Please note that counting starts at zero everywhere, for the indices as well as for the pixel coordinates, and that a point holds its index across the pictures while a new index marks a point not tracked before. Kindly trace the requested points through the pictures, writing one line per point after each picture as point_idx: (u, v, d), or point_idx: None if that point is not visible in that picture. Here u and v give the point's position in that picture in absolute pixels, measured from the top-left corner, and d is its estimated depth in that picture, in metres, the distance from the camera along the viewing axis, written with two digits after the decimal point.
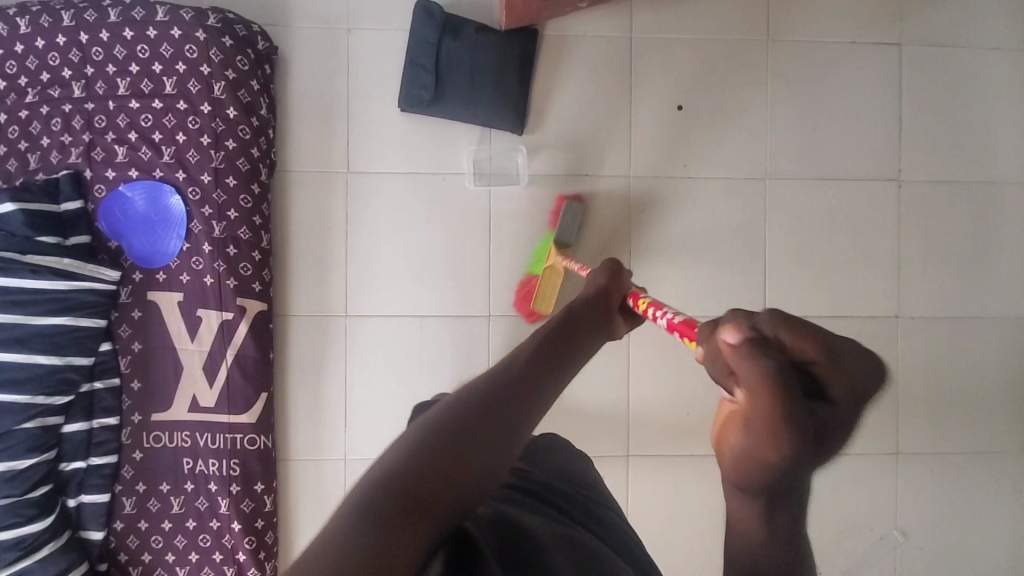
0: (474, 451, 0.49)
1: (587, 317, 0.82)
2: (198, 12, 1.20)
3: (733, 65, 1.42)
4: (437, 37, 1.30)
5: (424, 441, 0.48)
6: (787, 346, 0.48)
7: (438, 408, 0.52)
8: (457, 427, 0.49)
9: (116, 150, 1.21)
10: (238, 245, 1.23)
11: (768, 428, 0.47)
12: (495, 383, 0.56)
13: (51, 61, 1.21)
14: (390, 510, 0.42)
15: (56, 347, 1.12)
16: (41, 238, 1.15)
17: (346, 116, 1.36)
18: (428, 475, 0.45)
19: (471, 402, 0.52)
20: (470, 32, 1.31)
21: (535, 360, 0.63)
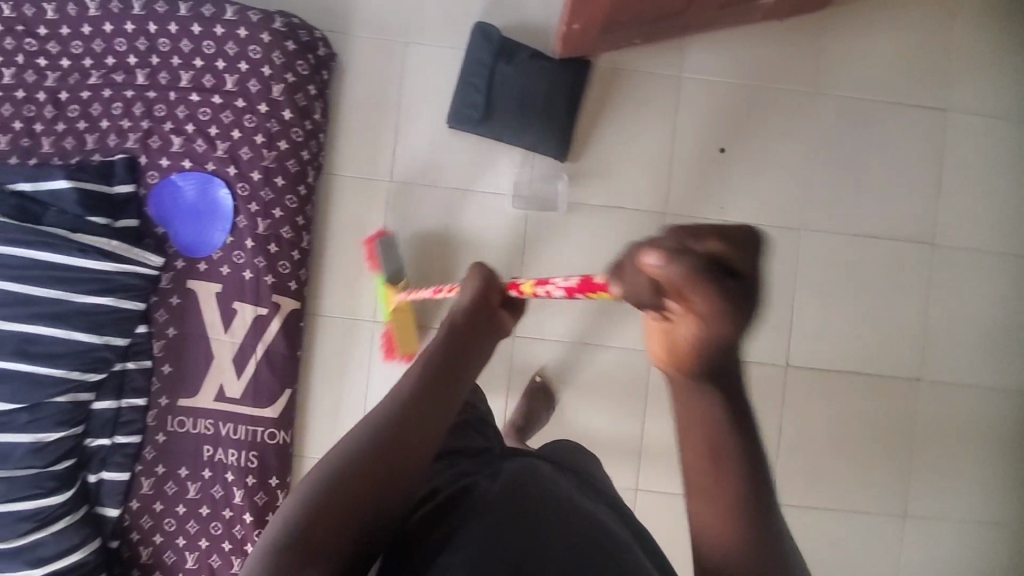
0: (375, 467, 0.69)
1: (476, 317, 0.90)
2: (265, 14, 1.23)
3: (778, 115, 1.44)
4: (491, 60, 1.33)
5: (329, 475, 0.68)
6: (703, 256, 0.51)
7: (344, 444, 0.71)
8: (357, 458, 0.69)
9: (173, 140, 1.24)
10: (280, 243, 1.26)
11: (715, 307, 0.53)
12: (391, 408, 0.74)
13: (117, 46, 1.23)
14: (326, 514, 0.66)
15: (95, 326, 1.15)
16: (92, 218, 1.19)
17: (394, 125, 1.39)
18: (343, 492, 0.67)
19: (367, 435, 0.71)
20: (523, 58, 1.34)
21: (425, 381, 0.78)
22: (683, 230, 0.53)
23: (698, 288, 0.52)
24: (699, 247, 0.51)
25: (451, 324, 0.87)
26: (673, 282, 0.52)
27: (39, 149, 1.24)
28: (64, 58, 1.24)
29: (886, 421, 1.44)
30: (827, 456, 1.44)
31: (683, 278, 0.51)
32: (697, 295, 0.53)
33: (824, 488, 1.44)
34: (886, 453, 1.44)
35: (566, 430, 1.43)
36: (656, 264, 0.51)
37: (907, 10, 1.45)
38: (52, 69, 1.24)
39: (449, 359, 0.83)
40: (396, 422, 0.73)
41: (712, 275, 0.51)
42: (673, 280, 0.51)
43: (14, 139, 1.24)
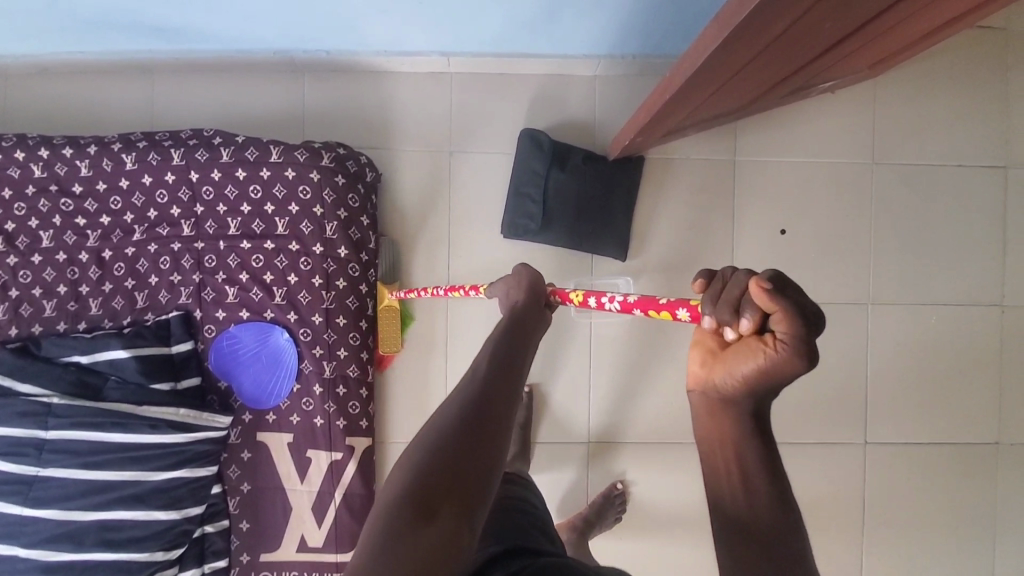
0: (477, 435, 0.52)
1: (531, 308, 0.79)
2: (312, 152, 1.18)
3: (836, 188, 1.40)
4: (545, 167, 1.28)
5: (417, 458, 0.51)
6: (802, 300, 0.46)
7: (427, 424, 0.55)
8: (454, 425, 0.53)
9: (227, 290, 1.19)
10: (348, 383, 1.22)
11: (785, 353, 0.48)
12: (473, 381, 0.59)
13: (160, 199, 1.18)
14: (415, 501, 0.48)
15: (174, 502, 1.11)
16: (155, 385, 1.13)
17: (448, 239, 1.34)
18: (436, 470, 0.49)
19: (459, 407, 0.55)
20: (577, 162, 1.30)
21: (504, 358, 0.64)
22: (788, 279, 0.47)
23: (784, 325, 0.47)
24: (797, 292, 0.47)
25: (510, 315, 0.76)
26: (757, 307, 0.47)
27: (87, 312, 1.17)
28: (103, 214, 1.18)
29: (971, 489, 1.42)
30: (915, 529, 1.41)
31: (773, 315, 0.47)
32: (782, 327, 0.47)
33: (915, 562, 1.42)
34: (974, 521, 1.42)
35: (650, 533, 1.37)
36: (766, 290, 0.46)
37: (960, 67, 1.40)
38: (91, 227, 1.18)
39: (517, 340, 0.69)
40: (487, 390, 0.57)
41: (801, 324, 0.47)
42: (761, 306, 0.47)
43: (59, 304, 1.17)
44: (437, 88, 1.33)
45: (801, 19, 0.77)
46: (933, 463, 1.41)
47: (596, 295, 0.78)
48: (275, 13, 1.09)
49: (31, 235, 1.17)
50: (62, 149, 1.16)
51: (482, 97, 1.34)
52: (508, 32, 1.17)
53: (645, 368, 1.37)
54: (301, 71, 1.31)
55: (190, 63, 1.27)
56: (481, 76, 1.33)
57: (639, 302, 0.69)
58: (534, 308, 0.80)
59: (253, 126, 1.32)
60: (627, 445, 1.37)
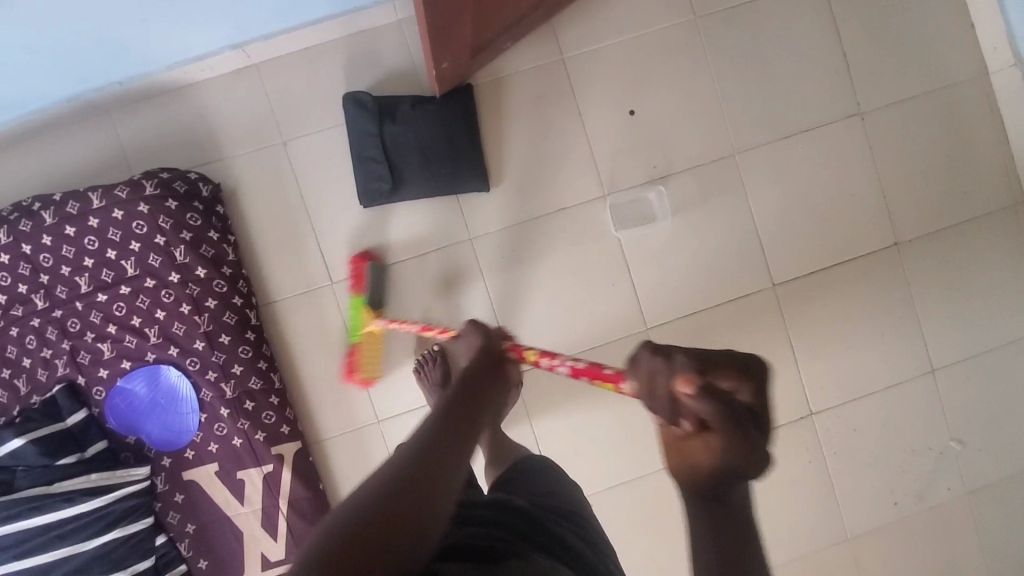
0: (420, 495, 0.49)
1: (484, 362, 0.74)
2: (133, 185, 1.16)
3: (670, 53, 1.40)
4: (376, 126, 1.27)
5: (376, 488, 0.48)
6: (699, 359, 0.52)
7: (396, 458, 0.53)
8: (389, 489, 0.48)
9: (101, 347, 1.17)
10: (254, 396, 1.21)
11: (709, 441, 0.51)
12: (407, 453, 0.53)
13: (2, 281, 1.14)
14: (375, 538, 0.44)
15: (115, 563, 1.11)
16: (60, 461, 1.11)
17: (311, 227, 1.32)
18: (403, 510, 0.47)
19: (397, 467, 0.51)
20: (406, 110, 1.28)
21: (450, 421, 0.59)
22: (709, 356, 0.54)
23: (690, 393, 0.50)
24: (717, 357, 0.54)
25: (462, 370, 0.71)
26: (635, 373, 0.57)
27: None
28: None
29: (885, 294, 1.45)
30: (847, 350, 1.45)
31: (677, 383, 0.51)
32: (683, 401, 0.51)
33: (853, 380, 1.45)
34: (896, 325, 1.45)
35: (599, 436, 1.41)
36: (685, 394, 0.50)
37: None
38: None
39: (488, 377, 0.71)
40: (430, 457, 0.53)
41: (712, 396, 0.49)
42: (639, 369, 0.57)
43: None
44: (249, 83, 1.30)
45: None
46: (843, 282, 1.44)
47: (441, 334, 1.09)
48: (38, 62, 1.05)
49: None
50: None
51: (296, 78, 1.31)
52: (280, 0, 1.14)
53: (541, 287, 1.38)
54: (106, 110, 1.27)
55: None
56: (287, 57, 1.30)
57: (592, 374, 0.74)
58: (490, 366, 0.73)
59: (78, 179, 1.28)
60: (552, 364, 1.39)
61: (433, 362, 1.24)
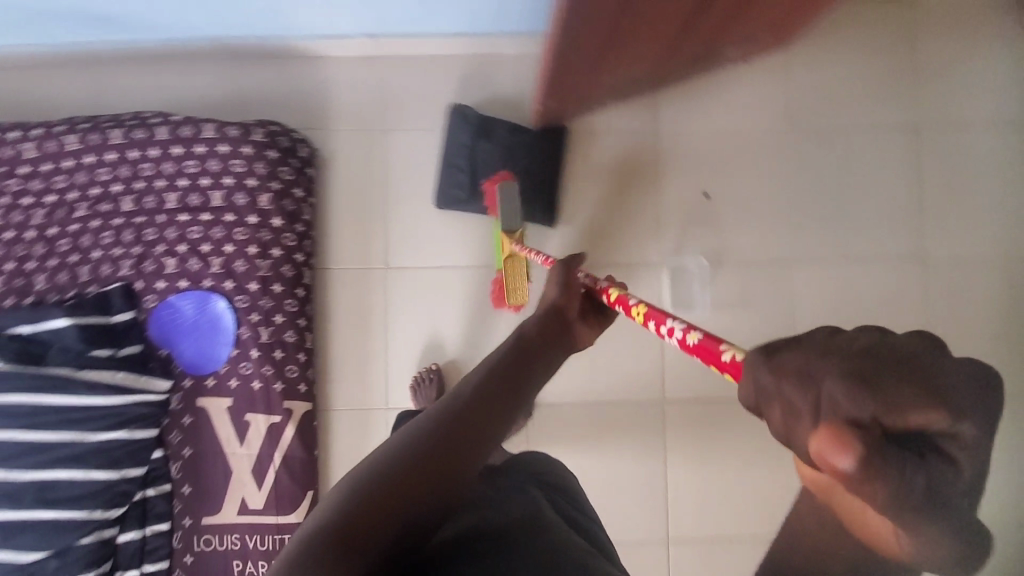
0: (448, 455, 0.59)
1: (554, 325, 0.78)
2: (244, 128, 1.25)
3: (756, 152, 1.47)
4: (471, 140, 1.36)
5: (394, 460, 0.57)
6: (853, 395, 0.29)
7: (407, 431, 0.61)
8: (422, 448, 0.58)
9: (166, 261, 1.24)
10: (285, 348, 1.27)
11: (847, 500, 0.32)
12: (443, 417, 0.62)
13: (102, 177, 1.24)
14: (379, 506, 0.54)
15: (111, 462, 1.15)
16: (94, 352, 1.17)
17: (384, 210, 1.40)
18: (403, 479, 0.56)
19: (437, 427, 0.61)
20: (502, 133, 1.37)
21: (495, 386, 0.66)
22: (889, 352, 0.30)
23: (841, 454, 0.28)
24: (913, 351, 0.30)
25: (521, 331, 0.77)
26: (768, 419, 0.34)
27: (33, 287, 1.24)
28: (48, 193, 1.25)
29: None
30: None
31: (821, 442, 0.29)
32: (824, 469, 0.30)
33: None
34: None
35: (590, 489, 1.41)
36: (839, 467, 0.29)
37: (867, 37, 1.49)
38: (37, 206, 1.24)
39: (541, 352, 0.74)
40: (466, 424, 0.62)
41: (874, 445, 0.28)
42: (763, 405, 0.34)
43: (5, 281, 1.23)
44: (371, 69, 1.41)
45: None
46: None
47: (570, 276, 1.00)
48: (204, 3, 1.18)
49: None
50: (7, 133, 1.23)
51: (412, 77, 1.41)
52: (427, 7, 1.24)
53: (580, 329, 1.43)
54: (240, 56, 1.39)
55: (135, 54, 1.36)
56: (411, 57, 1.41)
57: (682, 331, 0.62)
58: (554, 332, 0.77)
59: (195, 108, 1.39)
60: (565, 405, 1.42)
61: (430, 382, 1.33)
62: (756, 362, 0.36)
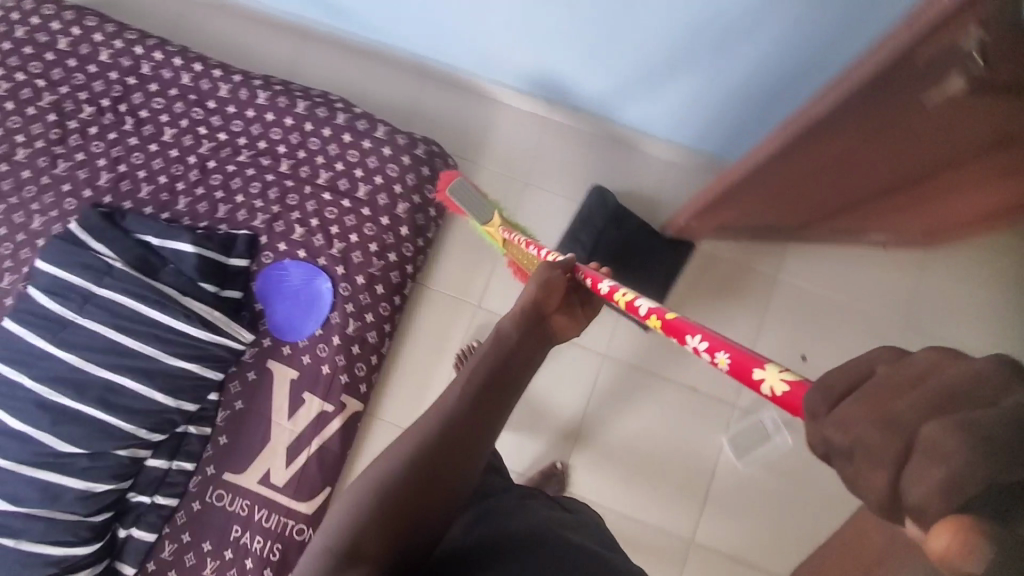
0: (434, 474, 0.69)
1: (531, 320, 0.85)
2: (411, 141, 1.32)
3: (867, 335, 1.44)
4: (602, 223, 1.38)
5: (387, 491, 0.68)
6: (961, 465, 0.34)
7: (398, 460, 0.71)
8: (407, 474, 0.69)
9: (295, 228, 1.31)
10: (364, 346, 1.30)
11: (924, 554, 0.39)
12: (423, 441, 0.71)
13: (273, 135, 1.34)
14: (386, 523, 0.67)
15: (173, 390, 1.18)
16: (203, 284, 1.24)
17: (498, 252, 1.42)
18: (403, 499, 0.68)
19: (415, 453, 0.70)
20: (632, 227, 1.39)
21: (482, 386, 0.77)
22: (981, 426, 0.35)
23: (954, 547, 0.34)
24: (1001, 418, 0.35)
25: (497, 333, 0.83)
26: (851, 467, 0.40)
27: (174, 206, 1.33)
28: (222, 131, 1.35)
29: None
30: None
31: (940, 535, 0.34)
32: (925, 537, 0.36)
33: None
34: None
35: None
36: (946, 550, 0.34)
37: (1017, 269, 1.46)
38: (207, 138, 1.35)
39: (513, 352, 0.82)
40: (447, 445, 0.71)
41: (987, 535, 0.33)
42: (851, 462, 0.40)
43: (154, 192, 1.34)
44: (536, 127, 1.49)
45: (881, 147, 0.84)
46: None
47: (595, 276, 0.93)
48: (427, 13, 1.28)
49: (158, 127, 1.35)
50: (212, 69, 1.35)
51: (568, 147, 1.48)
52: (610, 92, 1.32)
53: (636, 436, 1.43)
54: (428, 75, 1.49)
55: (341, 42, 1.49)
56: (575, 130, 1.48)
57: (734, 359, 0.72)
58: (534, 329, 0.86)
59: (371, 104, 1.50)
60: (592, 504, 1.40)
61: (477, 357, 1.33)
62: (836, 419, 0.42)
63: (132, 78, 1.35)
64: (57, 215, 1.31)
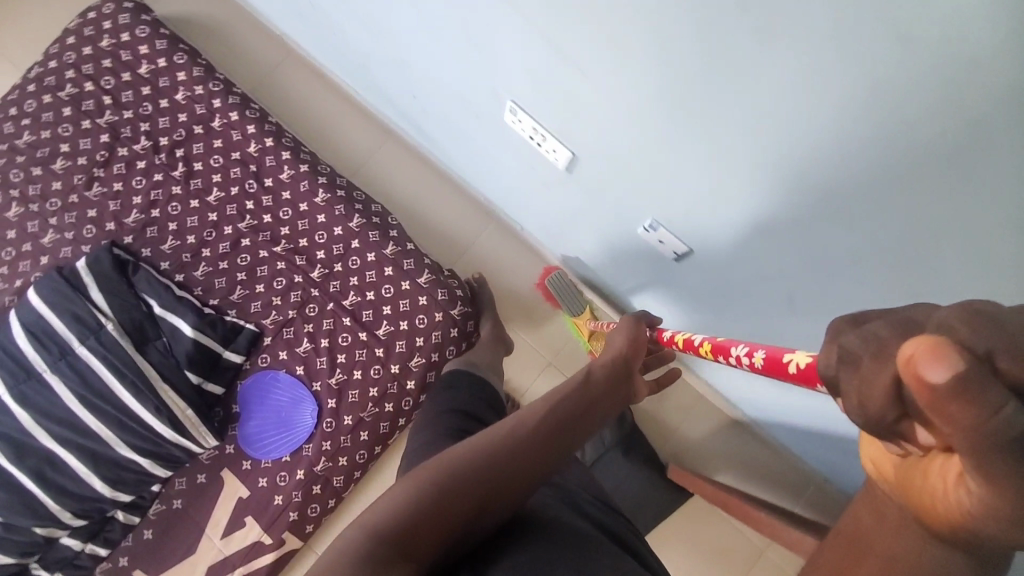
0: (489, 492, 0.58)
1: (626, 362, 0.75)
2: (451, 298, 1.22)
3: None
4: (611, 444, 1.33)
5: (433, 493, 0.56)
6: (971, 328, 0.27)
7: (444, 462, 0.59)
8: (457, 481, 0.57)
9: (303, 341, 1.22)
10: (326, 488, 1.19)
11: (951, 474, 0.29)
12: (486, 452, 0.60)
13: (318, 238, 1.26)
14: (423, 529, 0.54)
15: (115, 480, 1.11)
16: (188, 373, 1.16)
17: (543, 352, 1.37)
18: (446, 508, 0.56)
19: (473, 462, 0.59)
20: (639, 456, 1.34)
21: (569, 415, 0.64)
22: (991, 311, 0.28)
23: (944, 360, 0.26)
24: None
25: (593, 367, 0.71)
26: (859, 381, 0.31)
27: (191, 270, 1.25)
28: (268, 213, 1.27)
29: None
30: None
31: (923, 350, 0.27)
32: (915, 392, 0.27)
33: None
34: None
35: None
36: (926, 379, 0.26)
37: None
38: (251, 214, 1.27)
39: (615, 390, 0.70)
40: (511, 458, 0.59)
41: (977, 364, 0.26)
42: (858, 371, 0.31)
43: (177, 249, 1.26)
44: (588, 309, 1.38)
45: None
46: None
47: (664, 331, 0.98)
48: (512, 182, 1.20)
49: (206, 184, 1.28)
50: (282, 148, 1.28)
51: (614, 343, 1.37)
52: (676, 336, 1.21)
53: None
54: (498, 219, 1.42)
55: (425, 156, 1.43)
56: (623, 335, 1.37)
57: (768, 354, 0.61)
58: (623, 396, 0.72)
59: (422, 230, 1.42)
60: None
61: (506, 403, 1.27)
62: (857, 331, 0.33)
63: (199, 127, 1.29)
64: (70, 239, 1.24)
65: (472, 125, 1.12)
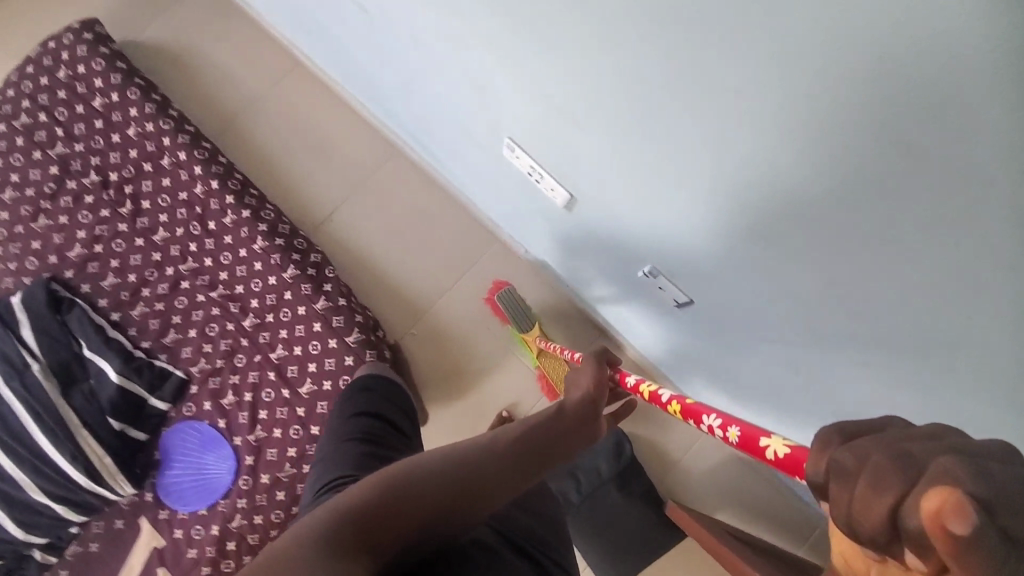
0: (450, 501, 0.48)
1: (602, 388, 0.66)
2: (379, 361, 1.18)
3: None
4: (608, 475, 1.20)
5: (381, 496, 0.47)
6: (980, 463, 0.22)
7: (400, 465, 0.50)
8: (412, 486, 0.48)
9: (228, 392, 1.20)
10: (241, 544, 1.13)
11: None
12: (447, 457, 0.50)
13: (252, 286, 1.23)
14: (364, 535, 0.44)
15: (30, 523, 1.11)
16: (110, 420, 1.14)
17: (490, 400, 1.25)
18: (394, 515, 0.46)
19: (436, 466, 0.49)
20: (637, 491, 1.20)
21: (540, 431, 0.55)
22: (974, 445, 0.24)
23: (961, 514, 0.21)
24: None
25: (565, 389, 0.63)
26: (843, 502, 0.26)
27: (129, 309, 1.24)
28: (208, 256, 1.25)
29: None
30: None
31: (937, 496, 0.22)
32: (927, 539, 0.22)
33: None
34: None
35: None
36: (945, 530, 0.21)
37: None
38: (192, 257, 1.25)
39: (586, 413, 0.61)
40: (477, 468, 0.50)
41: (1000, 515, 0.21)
42: (847, 495, 0.26)
43: (117, 286, 1.24)
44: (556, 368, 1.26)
45: None
46: None
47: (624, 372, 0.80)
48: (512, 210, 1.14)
49: (151, 223, 1.26)
50: (226, 191, 1.26)
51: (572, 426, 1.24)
52: (663, 358, 1.12)
53: None
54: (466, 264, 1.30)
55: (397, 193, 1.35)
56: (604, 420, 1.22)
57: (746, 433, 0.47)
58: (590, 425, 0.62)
59: (388, 296, 1.30)
60: None
61: None
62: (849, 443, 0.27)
63: (148, 164, 1.28)
64: (13, 271, 1.24)
65: (443, 124, 1.05)
